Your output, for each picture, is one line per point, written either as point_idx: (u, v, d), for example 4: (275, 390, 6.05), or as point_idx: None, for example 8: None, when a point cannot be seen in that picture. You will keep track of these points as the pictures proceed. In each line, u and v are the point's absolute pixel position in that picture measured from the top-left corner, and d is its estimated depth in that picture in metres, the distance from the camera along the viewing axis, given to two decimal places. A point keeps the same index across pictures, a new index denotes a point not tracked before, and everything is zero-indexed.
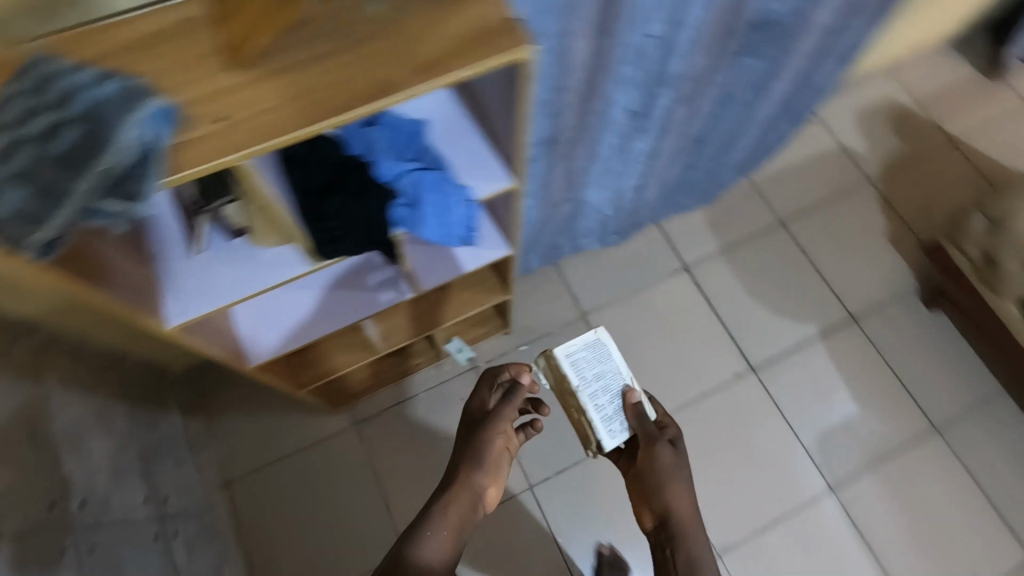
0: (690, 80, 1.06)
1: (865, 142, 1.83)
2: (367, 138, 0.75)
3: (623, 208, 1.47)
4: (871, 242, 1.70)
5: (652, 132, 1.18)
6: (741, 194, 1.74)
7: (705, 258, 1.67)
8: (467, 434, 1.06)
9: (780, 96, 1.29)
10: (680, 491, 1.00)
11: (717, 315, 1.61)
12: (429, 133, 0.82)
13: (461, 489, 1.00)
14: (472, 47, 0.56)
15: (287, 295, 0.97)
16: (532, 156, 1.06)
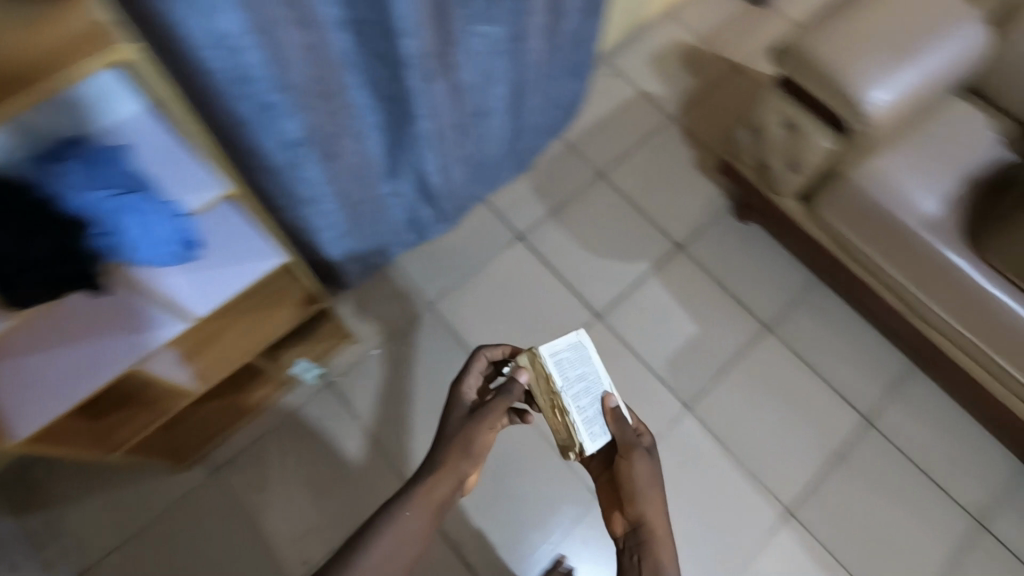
0: (431, 57, 1.08)
1: (660, 84, 1.95)
2: (52, 176, 0.69)
3: (432, 196, 1.48)
4: (683, 173, 1.81)
5: (424, 116, 1.19)
6: (559, 155, 1.82)
7: (536, 223, 1.72)
8: (457, 422, 1.04)
9: (540, 56, 1.35)
10: (655, 499, 1.01)
11: (558, 274, 1.67)
12: (132, 157, 0.79)
13: (444, 471, 0.98)
14: None
15: (42, 361, 0.89)
16: (292, 158, 1.05)
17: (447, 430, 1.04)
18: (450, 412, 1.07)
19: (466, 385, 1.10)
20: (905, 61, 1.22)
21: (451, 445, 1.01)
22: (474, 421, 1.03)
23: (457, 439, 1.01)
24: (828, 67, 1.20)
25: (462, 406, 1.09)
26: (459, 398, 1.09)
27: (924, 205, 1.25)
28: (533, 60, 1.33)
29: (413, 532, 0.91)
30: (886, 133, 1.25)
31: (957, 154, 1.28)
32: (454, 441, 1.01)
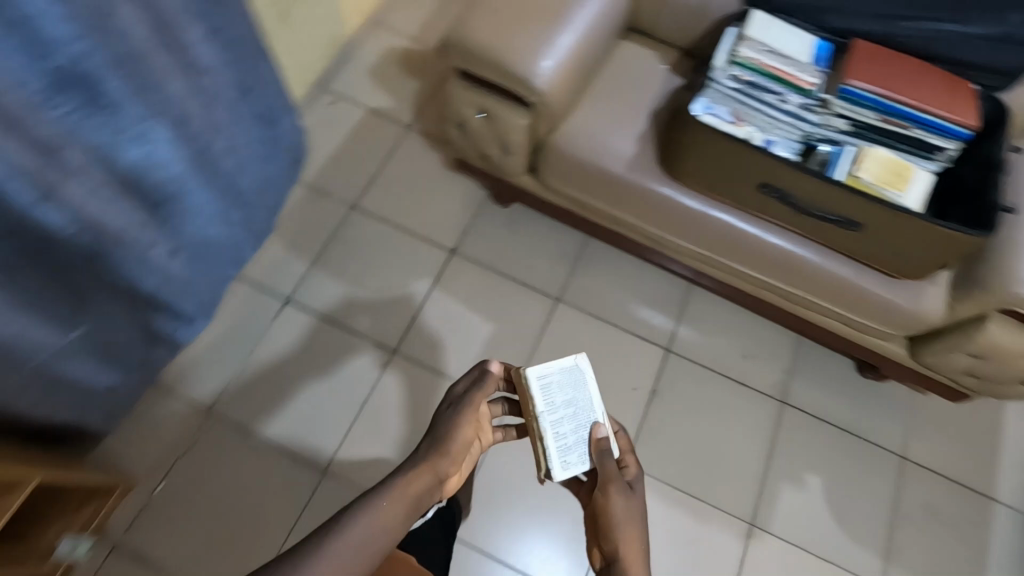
0: (32, 175, 0.89)
1: (389, 95, 1.90)
2: None
3: (148, 305, 1.29)
4: (436, 177, 1.78)
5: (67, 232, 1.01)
6: (305, 201, 1.71)
7: (303, 280, 1.62)
8: (450, 413, 1.01)
9: (203, 124, 1.20)
10: (632, 532, 0.98)
11: (340, 325, 1.58)
12: None
13: (426, 464, 0.94)
14: None
15: None
16: None
17: (440, 422, 1.00)
18: (447, 401, 1.04)
19: (470, 376, 1.07)
20: (556, 24, 1.25)
21: (435, 442, 0.97)
22: (468, 412, 1.01)
23: (439, 436, 0.97)
24: (487, 51, 1.21)
25: (453, 401, 1.04)
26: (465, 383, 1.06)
27: (624, 151, 1.31)
28: (199, 130, 1.19)
29: (390, 524, 0.86)
30: (568, 95, 1.29)
31: (635, 96, 1.36)
32: (449, 435, 0.97)
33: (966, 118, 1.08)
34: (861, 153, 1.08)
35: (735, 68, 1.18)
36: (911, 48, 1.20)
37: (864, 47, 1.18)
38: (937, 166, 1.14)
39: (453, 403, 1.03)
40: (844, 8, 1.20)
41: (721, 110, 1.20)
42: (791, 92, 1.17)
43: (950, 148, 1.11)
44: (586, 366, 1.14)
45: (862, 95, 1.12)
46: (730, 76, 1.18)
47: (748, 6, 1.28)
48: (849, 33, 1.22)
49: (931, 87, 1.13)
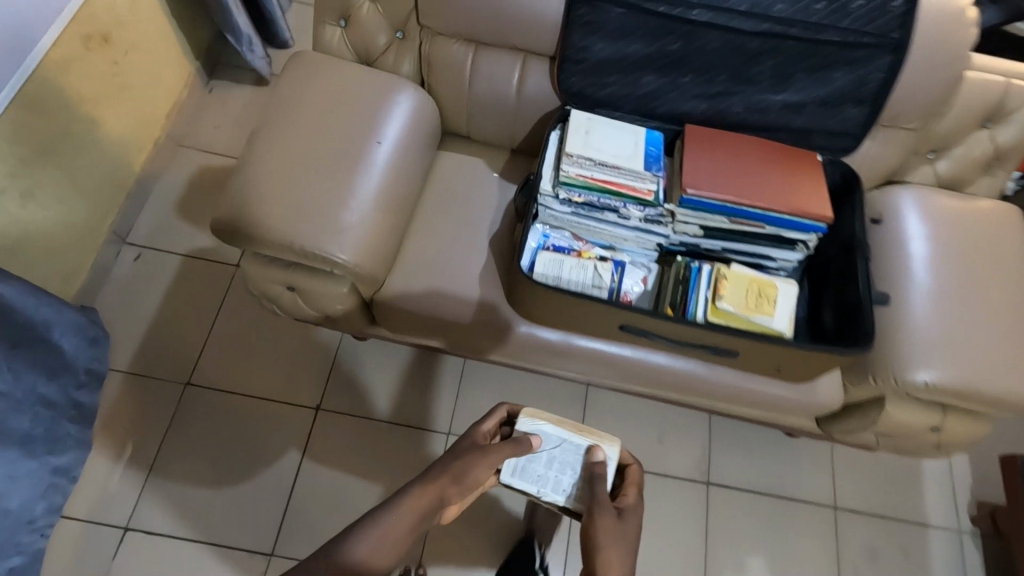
0: None
1: (208, 232, 1.63)
2: None
3: None
4: (282, 321, 1.54)
5: None
6: (127, 393, 1.44)
7: (143, 497, 1.35)
8: (468, 444, 0.94)
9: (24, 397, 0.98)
10: (613, 557, 0.84)
11: (200, 538, 1.33)
12: None
13: (432, 486, 0.87)
14: None
15: None
16: None
17: (456, 447, 0.94)
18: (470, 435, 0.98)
19: (491, 416, 1.02)
20: (350, 173, 1.07)
21: (445, 468, 0.89)
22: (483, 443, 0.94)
23: (453, 464, 0.89)
24: (271, 227, 1.01)
25: (477, 436, 0.98)
26: (487, 425, 1.00)
27: (471, 294, 1.12)
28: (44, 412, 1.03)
29: (393, 540, 0.81)
30: (388, 247, 1.09)
31: (467, 221, 1.18)
32: (459, 460, 0.90)
33: (816, 209, 0.97)
34: (720, 273, 0.95)
35: (564, 189, 1.02)
36: (746, 125, 1.07)
37: (698, 136, 1.05)
38: (803, 254, 1.03)
39: (474, 435, 0.97)
40: (668, 95, 1.06)
41: (562, 238, 1.05)
42: (631, 206, 1.02)
43: (808, 238, 1.01)
44: (534, 418, 1.03)
45: (705, 202, 0.98)
46: (562, 199, 1.02)
47: (567, 101, 1.10)
48: (678, 117, 1.08)
49: (775, 176, 1.01)
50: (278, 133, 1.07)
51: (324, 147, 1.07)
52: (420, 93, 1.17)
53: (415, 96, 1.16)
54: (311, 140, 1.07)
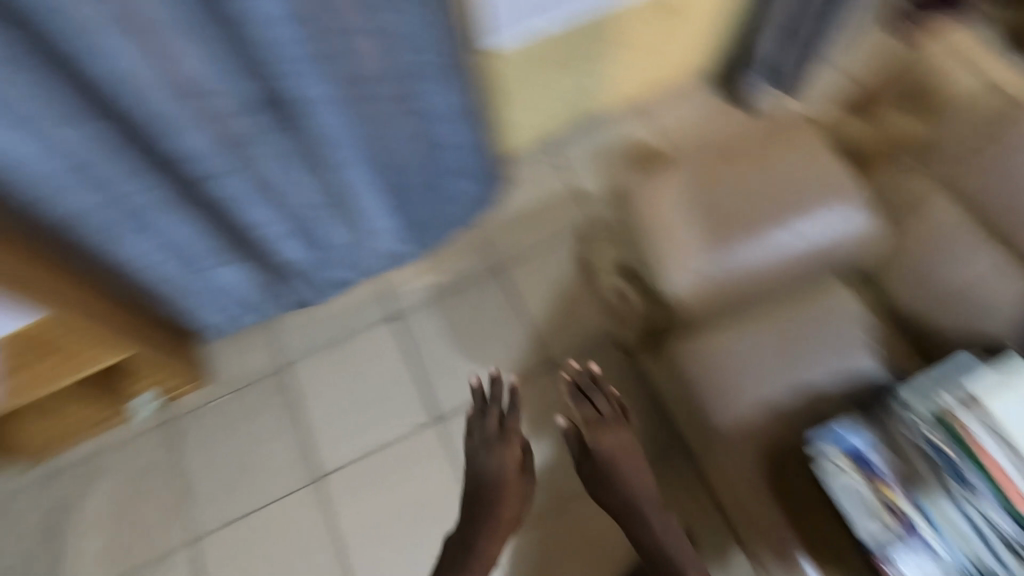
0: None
1: (598, 184, 1.82)
2: None
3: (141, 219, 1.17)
4: (584, 287, 1.69)
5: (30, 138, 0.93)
6: (465, 240, 1.75)
7: (415, 312, 1.68)
8: (498, 452, 1.21)
9: (417, 184, 1.47)
10: (624, 461, 1.17)
11: (415, 364, 1.63)
12: None
13: (499, 510, 1.21)
14: None
15: None
16: None
17: (483, 463, 1.20)
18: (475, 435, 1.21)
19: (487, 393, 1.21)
20: (746, 234, 1.07)
21: (491, 491, 1.20)
22: (514, 445, 1.22)
23: (494, 490, 1.20)
24: (641, 224, 1.14)
25: (506, 445, 1.21)
26: (503, 417, 1.22)
27: (741, 409, 1.04)
28: (416, 208, 1.54)
29: (497, 534, 1.21)
30: (706, 312, 1.11)
31: (803, 349, 1.06)
32: (494, 488, 1.20)
33: None
34: None
35: (934, 420, 0.87)
36: None
37: None
38: None
39: (494, 452, 1.20)
40: None
41: (883, 455, 0.93)
42: (987, 497, 0.83)
43: None
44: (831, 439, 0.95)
45: None
46: (923, 426, 0.88)
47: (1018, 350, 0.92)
48: None
49: None
50: (718, 158, 1.14)
51: (734, 198, 1.09)
52: (863, 227, 1.08)
53: (859, 224, 1.08)
54: (731, 186, 1.10)
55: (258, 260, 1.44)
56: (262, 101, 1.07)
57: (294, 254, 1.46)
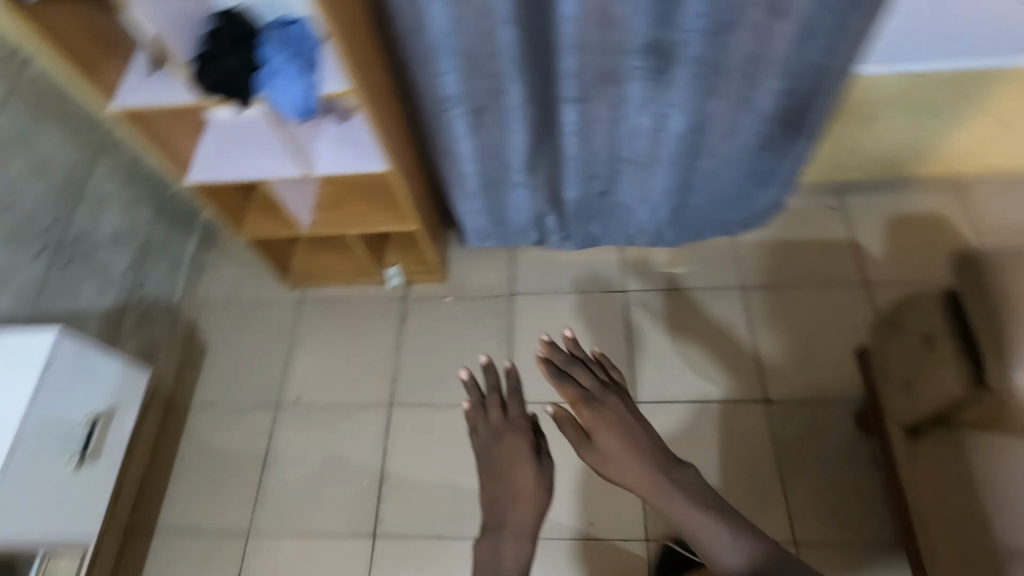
0: None
1: (882, 247, 1.67)
2: (273, 54, 1.04)
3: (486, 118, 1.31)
4: (828, 342, 1.58)
5: (469, 15, 1.08)
6: (719, 249, 1.72)
7: (645, 294, 1.69)
8: (505, 434, 1.16)
9: (711, 175, 1.46)
10: (621, 452, 1.08)
11: (629, 342, 1.64)
12: (313, 49, 1.08)
13: (519, 496, 1.11)
14: None
15: (269, 164, 1.27)
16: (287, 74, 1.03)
17: (490, 455, 1.15)
18: (482, 426, 1.17)
19: (471, 390, 1.18)
20: None
21: (503, 473, 1.13)
22: (524, 431, 1.16)
23: (509, 474, 1.13)
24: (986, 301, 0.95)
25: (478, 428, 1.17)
26: (507, 405, 1.19)
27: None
28: (692, 197, 1.54)
29: (524, 527, 1.10)
30: None
31: None
32: (502, 473, 1.13)
33: None
34: None
35: None
36: None
37: None
38: None
39: (506, 440, 1.15)
40: None
41: None
42: None
43: None
44: None
45: None
46: None
47: None
48: None
49: None
50: None
51: None
52: None
53: None
54: None
55: (542, 191, 1.55)
56: (652, 50, 1.13)
57: (568, 197, 1.55)
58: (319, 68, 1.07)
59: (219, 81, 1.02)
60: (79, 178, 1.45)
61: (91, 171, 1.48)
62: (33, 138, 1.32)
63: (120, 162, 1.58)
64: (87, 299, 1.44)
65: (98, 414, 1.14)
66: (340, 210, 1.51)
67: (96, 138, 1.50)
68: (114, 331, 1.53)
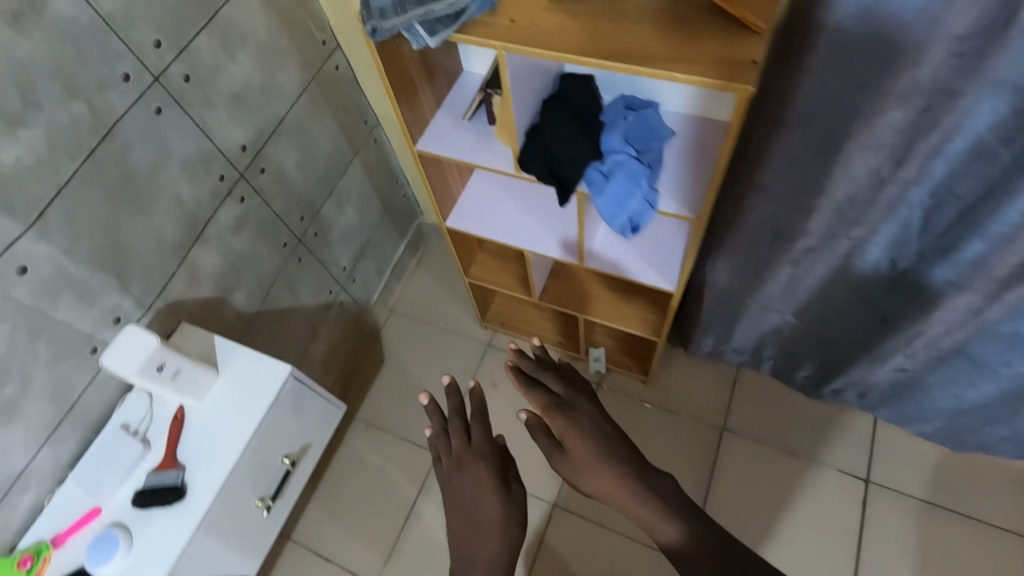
0: (911, 126, 0.75)
1: None
2: (612, 144, 0.84)
3: (815, 260, 1.03)
4: None
5: (884, 163, 0.81)
6: (1012, 474, 1.33)
7: (896, 497, 1.35)
8: (461, 452, 0.82)
9: None
10: (591, 456, 0.73)
11: (860, 548, 1.31)
12: (657, 152, 0.88)
13: (477, 533, 0.75)
14: (686, 63, 0.63)
15: (538, 238, 1.11)
16: (624, 176, 0.83)
17: (451, 487, 0.80)
18: (442, 459, 0.83)
19: (429, 417, 0.86)
20: None
21: (457, 497, 0.78)
22: (488, 460, 0.81)
23: (460, 509, 0.77)
24: None
25: (433, 450, 0.85)
26: (468, 430, 0.84)
27: None
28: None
29: (491, 569, 0.73)
30: None
31: None
32: (458, 498, 0.78)
33: None
34: None
35: None
36: None
37: None
38: None
39: (462, 469, 0.80)
40: None
41: None
42: None
43: None
44: None
45: None
46: None
47: None
48: None
49: None
50: None
51: None
52: None
53: None
54: None
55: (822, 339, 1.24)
56: None
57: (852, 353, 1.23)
58: (658, 181, 0.88)
59: (544, 164, 0.85)
60: (338, 172, 1.38)
61: (348, 166, 1.41)
62: (313, 129, 1.25)
63: (371, 159, 1.49)
64: (306, 294, 1.39)
65: (294, 457, 1.05)
66: (576, 291, 1.32)
67: (360, 133, 1.42)
68: (316, 329, 1.47)
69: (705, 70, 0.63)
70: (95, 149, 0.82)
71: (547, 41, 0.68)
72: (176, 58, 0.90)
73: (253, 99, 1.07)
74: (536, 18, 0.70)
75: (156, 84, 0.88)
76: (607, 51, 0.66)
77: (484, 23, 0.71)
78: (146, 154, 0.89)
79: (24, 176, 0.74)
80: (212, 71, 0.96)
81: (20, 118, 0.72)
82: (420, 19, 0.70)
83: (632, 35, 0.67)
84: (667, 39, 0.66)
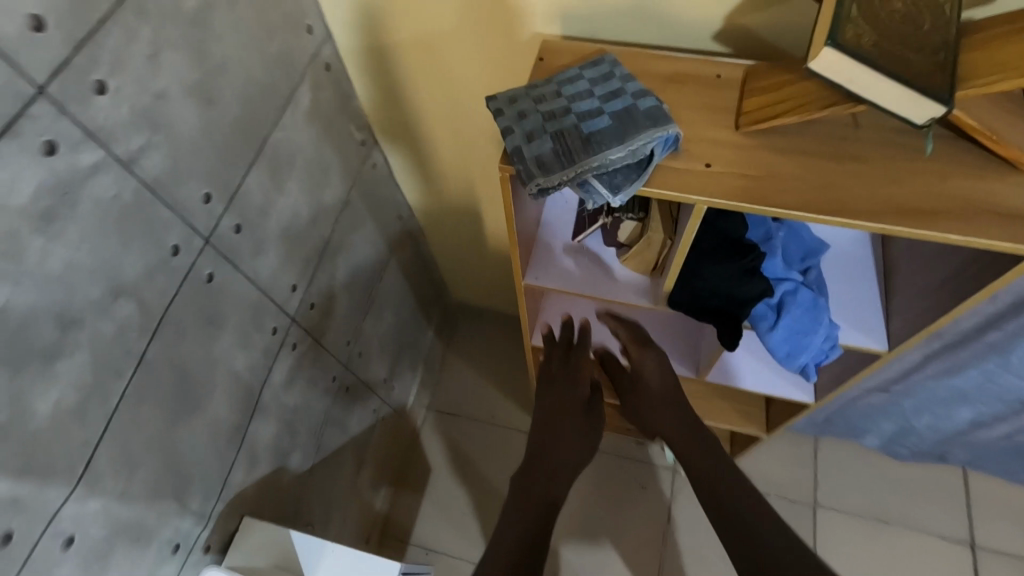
0: None
1: None
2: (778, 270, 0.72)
3: (953, 349, 0.95)
4: None
5: None
6: None
7: (1005, 557, 1.29)
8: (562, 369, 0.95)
9: None
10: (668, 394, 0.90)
11: None
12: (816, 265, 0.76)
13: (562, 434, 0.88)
14: (953, 217, 0.52)
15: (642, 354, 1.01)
16: (801, 311, 0.71)
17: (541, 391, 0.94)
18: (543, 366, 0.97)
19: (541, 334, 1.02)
20: None
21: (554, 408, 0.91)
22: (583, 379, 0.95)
23: (556, 409, 0.91)
24: None
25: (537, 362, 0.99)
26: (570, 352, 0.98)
27: None
28: None
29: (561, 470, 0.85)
30: None
31: None
32: (557, 406, 0.91)
33: None
34: None
35: None
36: None
37: None
38: None
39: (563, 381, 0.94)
40: None
41: None
42: None
43: None
44: None
45: None
46: None
47: None
48: None
49: None
50: None
51: None
52: None
53: None
54: None
55: (929, 414, 1.17)
56: None
57: (959, 422, 1.16)
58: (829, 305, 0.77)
59: (706, 305, 0.73)
60: (377, 278, 1.20)
61: (386, 268, 1.23)
62: (355, 241, 1.07)
63: (405, 254, 1.31)
64: (354, 423, 1.19)
65: None
66: None
67: (396, 230, 1.24)
68: (363, 455, 1.27)
69: (990, 224, 0.52)
70: (145, 352, 0.62)
71: (762, 190, 0.55)
72: (227, 209, 0.71)
73: (300, 230, 0.88)
74: (737, 158, 0.57)
75: (207, 246, 0.68)
76: (854, 205, 0.54)
77: (671, 168, 0.57)
78: (199, 334, 0.70)
79: (65, 423, 0.54)
80: (262, 211, 0.78)
81: (57, 350, 0.52)
82: (595, 172, 0.55)
83: (868, 176, 0.55)
84: (920, 183, 0.54)
